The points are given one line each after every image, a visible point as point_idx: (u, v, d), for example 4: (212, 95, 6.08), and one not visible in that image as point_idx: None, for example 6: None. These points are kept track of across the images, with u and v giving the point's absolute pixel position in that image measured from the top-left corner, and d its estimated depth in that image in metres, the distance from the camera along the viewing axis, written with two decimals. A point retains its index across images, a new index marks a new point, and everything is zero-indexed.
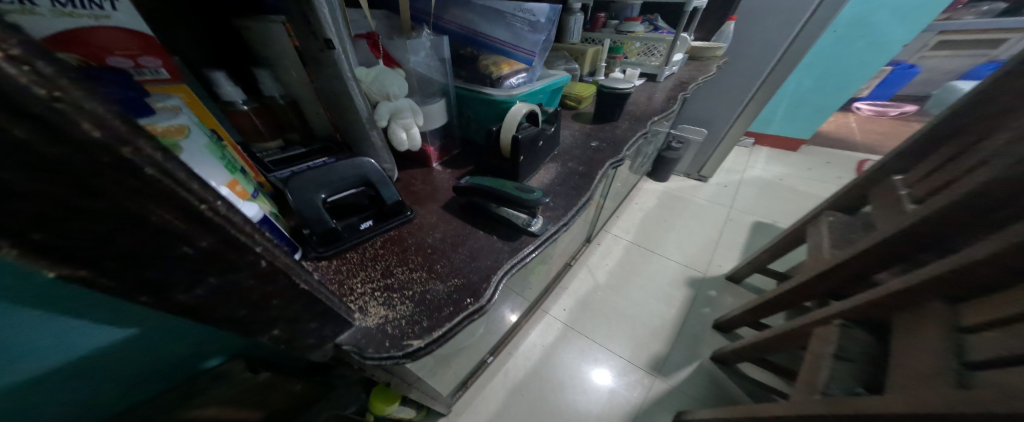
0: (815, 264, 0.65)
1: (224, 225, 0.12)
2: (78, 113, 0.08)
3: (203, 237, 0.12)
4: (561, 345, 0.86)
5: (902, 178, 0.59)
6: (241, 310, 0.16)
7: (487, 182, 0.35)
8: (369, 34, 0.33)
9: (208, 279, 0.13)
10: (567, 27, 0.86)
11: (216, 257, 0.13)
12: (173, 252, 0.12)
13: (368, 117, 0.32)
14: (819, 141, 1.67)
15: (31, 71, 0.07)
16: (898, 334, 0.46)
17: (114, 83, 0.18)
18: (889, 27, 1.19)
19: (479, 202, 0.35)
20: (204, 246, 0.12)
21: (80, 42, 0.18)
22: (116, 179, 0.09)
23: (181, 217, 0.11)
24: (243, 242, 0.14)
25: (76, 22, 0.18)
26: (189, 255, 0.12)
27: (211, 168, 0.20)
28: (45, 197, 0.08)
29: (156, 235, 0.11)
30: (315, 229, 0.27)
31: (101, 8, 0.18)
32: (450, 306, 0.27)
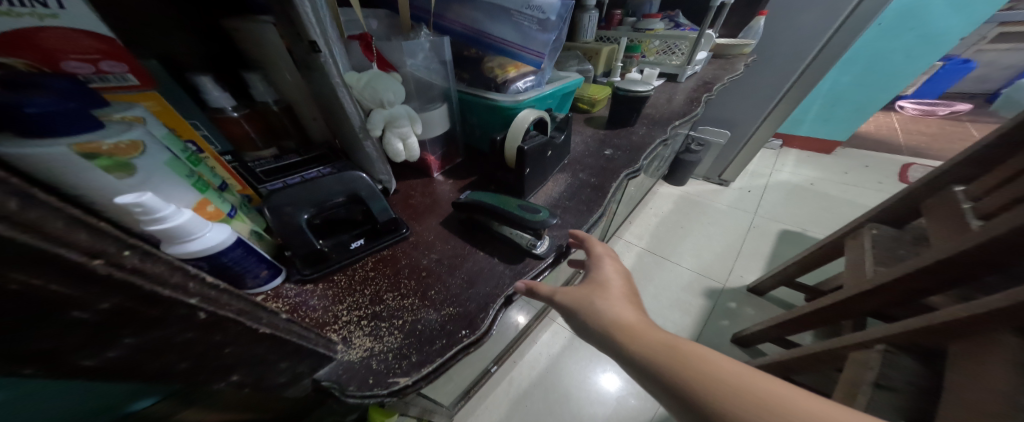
0: (853, 281, 0.58)
1: (134, 281, 0.10)
2: None
3: (103, 300, 0.10)
4: (568, 354, 0.83)
5: (965, 188, 0.51)
6: (182, 362, 0.14)
7: (489, 200, 0.32)
8: (361, 36, 0.30)
9: (121, 339, 0.11)
10: (581, 25, 0.82)
11: (125, 315, 0.11)
12: (60, 318, 0.09)
13: (360, 125, 0.30)
14: (856, 142, 1.55)
15: None
16: (960, 369, 0.40)
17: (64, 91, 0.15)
18: (942, 19, 1.08)
19: (479, 219, 0.32)
20: (105, 307, 0.10)
21: (25, 42, 0.17)
22: None
23: (62, 281, 0.09)
24: (167, 297, 0.11)
25: (19, 21, 0.17)
26: (83, 319, 0.10)
27: (171, 185, 0.19)
28: None
29: (28, 307, 0.09)
30: (298, 249, 0.25)
31: (47, 6, 0.17)
32: (443, 338, 0.24)
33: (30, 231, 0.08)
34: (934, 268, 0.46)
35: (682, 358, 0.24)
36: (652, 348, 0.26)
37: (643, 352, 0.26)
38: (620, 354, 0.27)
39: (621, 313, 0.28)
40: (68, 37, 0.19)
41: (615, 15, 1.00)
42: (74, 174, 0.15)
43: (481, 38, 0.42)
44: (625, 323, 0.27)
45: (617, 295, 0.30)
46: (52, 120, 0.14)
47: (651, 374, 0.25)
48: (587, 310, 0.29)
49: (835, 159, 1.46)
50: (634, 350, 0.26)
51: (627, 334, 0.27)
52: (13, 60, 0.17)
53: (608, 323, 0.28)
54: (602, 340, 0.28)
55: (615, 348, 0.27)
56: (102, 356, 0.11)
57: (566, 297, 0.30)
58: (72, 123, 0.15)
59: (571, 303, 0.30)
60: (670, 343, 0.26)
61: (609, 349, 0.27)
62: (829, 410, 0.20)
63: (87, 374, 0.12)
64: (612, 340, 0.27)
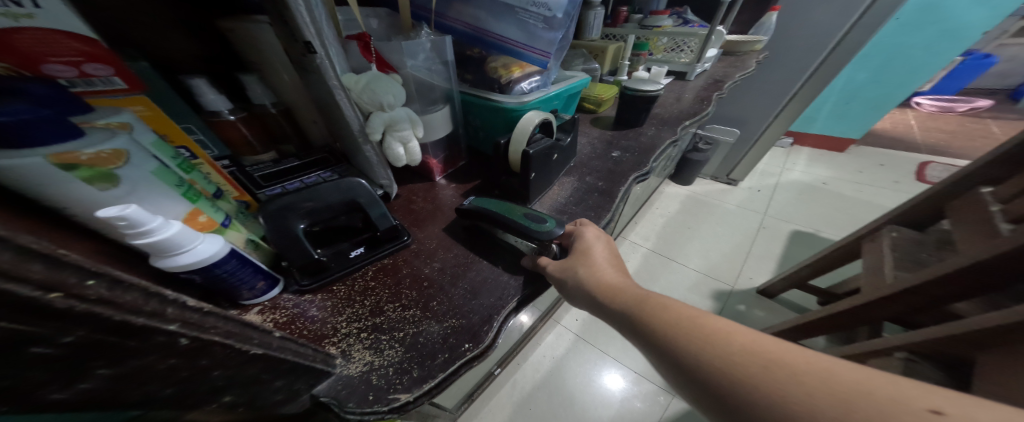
0: (872, 286, 0.55)
1: (101, 311, 0.09)
2: None
3: (69, 332, 0.09)
4: (573, 357, 0.82)
5: (993, 189, 0.49)
6: (166, 388, 0.12)
7: (495, 207, 0.31)
8: (360, 35, 0.29)
9: (94, 371, 0.10)
10: (586, 23, 0.81)
11: (94, 346, 0.10)
12: (17, 357, 0.08)
13: (359, 130, 0.29)
14: (870, 140, 1.50)
15: None
16: (995, 381, 0.37)
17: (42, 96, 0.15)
18: (965, 13, 1.04)
19: (483, 227, 0.32)
20: (70, 340, 0.09)
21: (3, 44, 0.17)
22: None
23: (17, 319, 0.08)
24: (141, 325, 0.10)
25: None
26: (47, 355, 0.09)
27: (158, 196, 0.18)
28: None
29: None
30: (295, 259, 0.24)
31: (22, 6, 0.17)
32: (445, 352, 0.22)
33: None
34: (962, 273, 0.43)
35: (647, 311, 0.24)
36: (621, 303, 0.25)
37: (617, 307, 0.25)
38: (593, 312, 0.27)
39: (599, 273, 0.27)
40: (47, 38, 0.18)
41: (621, 12, 0.99)
42: (52, 185, 0.14)
43: (485, 38, 0.41)
44: (602, 282, 0.26)
45: (598, 255, 0.28)
46: (29, 128, 0.13)
47: (620, 326, 0.25)
48: (564, 274, 0.28)
49: (849, 157, 1.42)
50: (607, 306, 0.26)
51: (601, 292, 0.26)
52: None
53: (584, 284, 0.27)
54: (579, 300, 0.28)
55: (591, 307, 0.27)
56: (74, 390, 0.10)
57: (553, 263, 0.28)
58: (50, 131, 0.14)
59: (559, 270, 0.28)
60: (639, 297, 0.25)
61: (588, 308, 0.27)
62: (786, 355, 0.18)
63: (56, 409, 0.10)
64: (587, 299, 0.27)
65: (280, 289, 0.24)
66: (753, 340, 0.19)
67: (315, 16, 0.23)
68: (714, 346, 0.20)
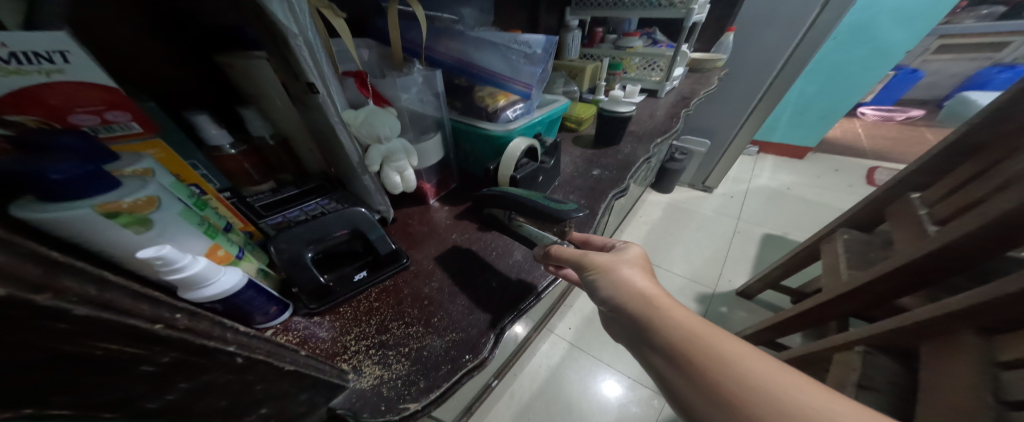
0: (831, 284, 0.61)
1: (186, 337, 0.12)
2: None
3: (164, 353, 0.11)
4: (568, 365, 0.84)
5: (921, 195, 0.55)
6: (221, 399, 0.14)
7: (514, 190, 0.35)
8: (356, 73, 0.32)
9: (176, 384, 0.12)
10: (565, 44, 0.90)
11: (181, 365, 0.12)
12: (130, 371, 0.11)
13: (358, 161, 0.31)
14: (826, 148, 1.64)
15: None
16: (928, 366, 0.43)
17: (76, 148, 0.17)
18: (891, 33, 1.19)
19: (498, 215, 0.38)
20: (166, 360, 0.11)
21: (32, 99, 0.19)
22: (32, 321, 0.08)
23: (130, 342, 0.10)
24: (212, 347, 0.13)
25: (29, 79, 0.18)
26: (150, 371, 0.11)
27: (184, 236, 0.20)
28: None
29: (96, 366, 0.10)
30: (305, 285, 0.26)
31: (53, 62, 0.19)
32: (448, 363, 0.24)
33: (106, 307, 0.09)
34: (901, 270, 0.49)
35: (697, 334, 0.23)
36: (666, 320, 0.24)
37: (665, 333, 0.24)
38: (620, 313, 0.26)
39: (641, 283, 0.27)
40: (72, 89, 0.20)
41: (597, 33, 1.05)
42: (92, 231, 0.16)
43: (470, 69, 0.45)
44: (647, 294, 0.26)
45: (640, 265, 0.28)
46: (70, 183, 0.15)
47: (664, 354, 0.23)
48: (607, 269, 0.28)
49: (809, 163, 1.54)
50: (648, 318, 0.25)
51: (642, 303, 0.25)
52: (23, 118, 0.19)
53: (620, 285, 0.27)
54: (607, 297, 0.27)
55: (617, 311, 0.26)
56: (163, 399, 0.12)
57: (600, 256, 0.29)
58: (92, 184, 0.16)
59: (599, 262, 0.28)
60: (693, 324, 0.24)
61: (609, 309, 0.27)
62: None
63: None
64: (620, 300, 0.26)
65: (290, 312, 0.26)
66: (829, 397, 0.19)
67: (317, 59, 0.27)
68: (776, 387, 0.20)
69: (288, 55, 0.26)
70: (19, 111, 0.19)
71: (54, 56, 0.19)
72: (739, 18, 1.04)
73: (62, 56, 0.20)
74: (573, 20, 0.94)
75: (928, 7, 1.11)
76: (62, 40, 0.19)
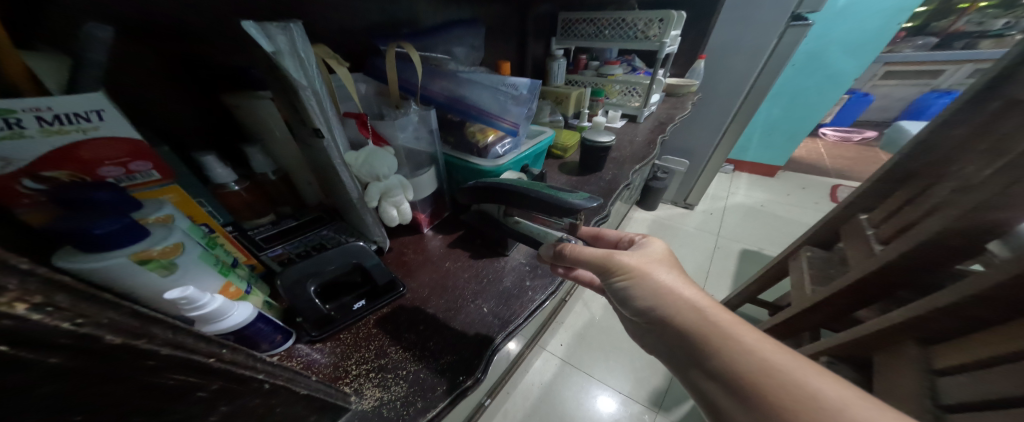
0: (799, 298, 0.66)
1: (230, 369, 0.14)
2: (99, 328, 0.09)
3: (213, 382, 0.13)
4: (560, 381, 0.85)
5: (868, 216, 0.61)
6: None
7: (508, 182, 0.37)
8: (358, 116, 0.36)
9: (218, 407, 0.14)
10: (551, 71, 0.97)
11: (223, 391, 0.14)
12: (187, 398, 0.13)
13: (358, 198, 0.34)
14: (794, 166, 1.76)
15: (54, 311, 0.08)
16: (883, 375, 0.47)
17: (109, 200, 0.20)
18: (841, 62, 1.33)
19: (494, 211, 0.41)
20: (214, 388, 0.14)
21: (67, 155, 0.21)
22: (128, 360, 0.10)
23: (193, 375, 0.12)
24: (249, 375, 0.15)
25: (66, 137, 0.21)
26: (202, 397, 0.13)
27: (203, 277, 0.22)
28: (79, 372, 0.09)
29: (166, 395, 0.12)
30: (308, 314, 0.28)
31: (88, 121, 0.21)
32: (443, 384, 0.26)
33: (180, 347, 0.12)
34: (856, 286, 0.53)
35: (743, 341, 0.26)
36: (712, 326, 0.27)
37: (718, 357, 0.26)
38: (658, 316, 0.30)
39: (685, 291, 0.30)
40: (102, 143, 0.22)
41: (581, 60, 1.12)
42: (124, 277, 0.18)
43: (461, 106, 0.49)
44: (693, 302, 0.29)
45: (669, 263, 0.32)
46: (112, 235, 0.17)
47: (718, 377, 0.26)
48: (643, 273, 0.31)
49: (779, 182, 1.65)
50: (695, 325, 0.28)
51: (689, 309, 0.29)
52: (58, 173, 0.21)
53: (658, 290, 0.30)
54: (646, 300, 0.31)
55: (657, 316, 0.30)
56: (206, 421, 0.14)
57: (631, 257, 0.32)
58: (126, 236, 0.18)
59: (631, 263, 0.31)
60: (752, 353, 0.25)
61: (648, 315, 0.31)
62: None
63: None
64: (660, 305, 0.30)
65: (293, 340, 0.27)
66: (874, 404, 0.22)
67: (324, 108, 0.31)
68: (822, 403, 0.22)
69: (298, 103, 0.29)
70: (56, 167, 0.21)
71: (91, 115, 0.21)
72: (709, 47, 1.17)
73: (98, 114, 0.21)
74: (558, 49, 1.01)
75: (869, 38, 1.26)
76: (98, 100, 0.21)
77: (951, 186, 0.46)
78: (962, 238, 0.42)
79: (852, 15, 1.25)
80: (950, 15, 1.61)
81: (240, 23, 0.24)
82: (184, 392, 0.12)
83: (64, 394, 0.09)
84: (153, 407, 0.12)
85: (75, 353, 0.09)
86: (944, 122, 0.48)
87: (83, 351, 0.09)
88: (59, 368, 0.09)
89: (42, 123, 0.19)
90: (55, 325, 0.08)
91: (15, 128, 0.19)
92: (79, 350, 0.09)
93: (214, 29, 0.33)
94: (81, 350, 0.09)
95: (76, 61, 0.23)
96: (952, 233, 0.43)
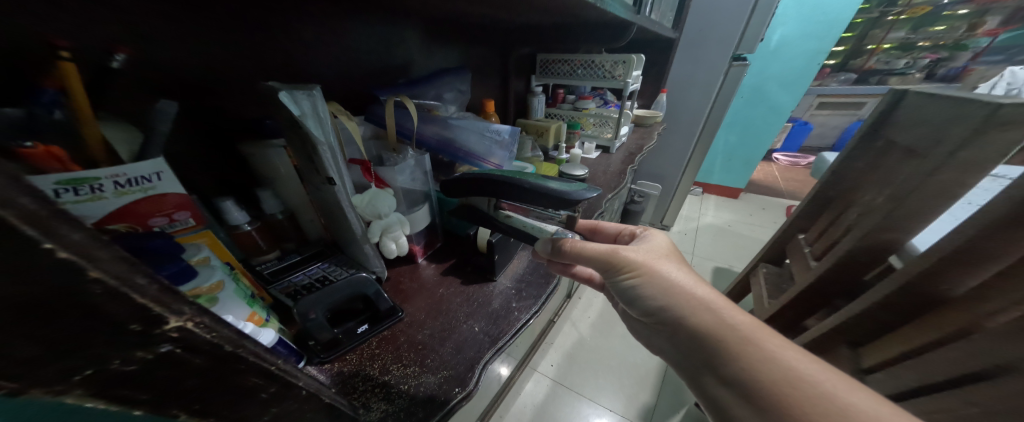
0: (759, 310, 0.73)
1: (283, 376, 0.18)
2: (222, 339, 0.14)
3: (272, 387, 0.17)
4: (552, 402, 0.86)
5: (804, 235, 0.70)
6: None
7: (497, 173, 0.39)
8: (362, 163, 0.41)
9: (269, 409, 0.18)
10: (532, 106, 1.07)
11: (277, 394, 0.18)
12: (253, 398, 0.17)
13: (362, 234, 0.40)
14: (754, 188, 1.95)
15: (203, 326, 0.13)
16: None
17: (164, 247, 0.24)
18: (779, 95, 1.54)
19: (481, 207, 0.43)
20: (271, 391, 0.17)
21: (127, 211, 0.26)
22: (234, 363, 0.14)
23: (263, 379, 0.16)
24: (294, 383, 0.19)
25: (131, 196, 0.25)
26: (263, 398, 0.17)
27: (236, 309, 0.27)
28: (206, 369, 0.14)
29: (244, 394, 0.16)
30: (319, 337, 0.32)
31: (150, 182, 0.26)
32: (441, 396, 0.31)
33: (259, 356, 0.16)
34: (801, 298, 0.61)
35: (762, 345, 0.30)
36: (728, 327, 0.32)
37: (738, 364, 0.31)
38: (668, 312, 0.35)
39: (696, 289, 0.34)
40: (156, 199, 0.27)
41: (559, 93, 1.21)
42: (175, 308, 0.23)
43: (450, 148, 0.55)
44: (706, 300, 0.34)
45: (671, 255, 0.38)
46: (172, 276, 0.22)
47: (735, 379, 0.31)
48: (650, 267, 0.36)
49: (741, 203, 1.81)
50: (710, 324, 0.32)
51: (702, 307, 0.33)
52: (119, 225, 0.26)
53: (666, 284, 0.35)
54: (654, 293, 0.35)
55: (668, 311, 0.35)
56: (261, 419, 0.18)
57: (636, 254, 0.37)
58: (182, 276, 0.23)
59: (638, 261, 0.36)
60: (774, 363, 0.29)
61: (660, 309, 0.35)
62: None
63: None
64: (671, 298, 0.35)
65: (304, 361, 0.31)
66: (856, 387, 0.28)
67: (337, 160, 0.36)
68: (825, 405, 0.27)
69: (316, 156, 0.34)
70: (117, 221, 0.25)
71: (152, 176, 0.26)
72: (670, 82, 1.33)
73: (157, 176, 0.26)
74: (537, 85, 1.11)
75: (799, 76, 1.47)
76: (159, 165, 0.26)
77: (857, 210, 0.55)
78: (870, 256, 0.51)
79: (783, 56, 1.46)
80: (862, 54, 1.91)
81: (277, 94, 0.30)
82: (252, 393, 0.16)
83: (194, 383, 0.14)
84: (234, 402, 0.16)
85: (208, 355, 0.13)
86: (849, 155, 0.56)
87: (213, 353, 0.13)
88: (194, 365, 0.13)
89: (117, 186, 0.24)
90: (201, 336, 0.13)
91: (96, 192, 0.24)
92: (211, 352, 0.13)
93: (240, 94, 0.39)
94: (213, 352, 0.13)
95: (147, 134, 0.28)
96: (861, 251, 0.51)
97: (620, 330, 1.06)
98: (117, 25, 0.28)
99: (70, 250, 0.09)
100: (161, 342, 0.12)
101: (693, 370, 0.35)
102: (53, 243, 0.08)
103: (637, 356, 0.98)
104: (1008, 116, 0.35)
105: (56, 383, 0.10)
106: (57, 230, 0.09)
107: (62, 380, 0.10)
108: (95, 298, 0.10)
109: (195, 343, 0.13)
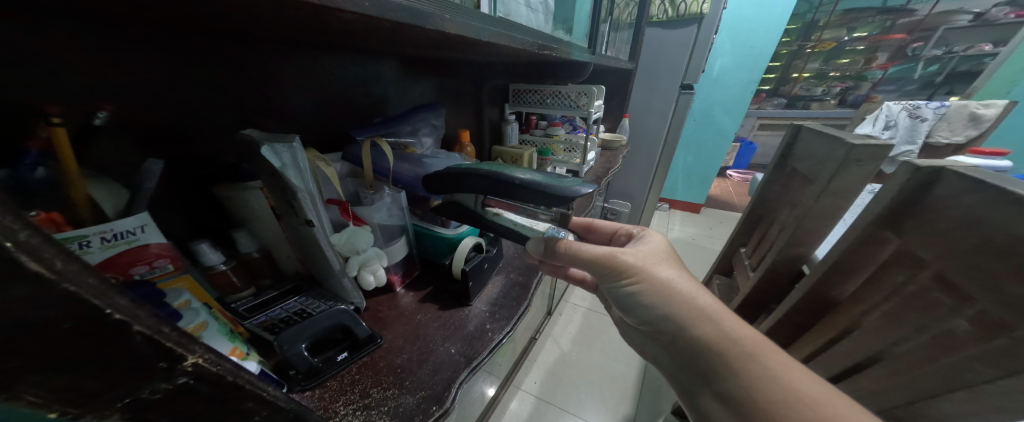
0: None
1: (276, 401, 0.20)
2: (224, 370, 0.16)
3: (265, 412, 0.20)
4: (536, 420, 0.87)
5: (744, 248, 0.79)
6: None
7: (483, 168, 0.42)
8: (340, 203, 0.45)
9: None
10: (505, 134, 1.14)
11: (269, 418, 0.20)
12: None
13: (340, 268, 0.42)
14: (712, 203, 2.13)
15: (209, 360, 0.16)
16: None
17: (150, 293, 0.26)
18: (724, 119, 1.74)
19: (467, 205, 0.48)
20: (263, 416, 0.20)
21: (112, 262, 0.27)
22: (234, 391, 0.17)
23: (257, 405, 0.19)
24: (285, 409, 0.21)
25: (116, 249, 0.27)
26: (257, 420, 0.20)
27: (222, 345, 0.28)
28: (212, 395, 0.16)
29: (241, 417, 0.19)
30: (300, 367, 0.34)
31: (134, 234, 0.28)
32: (419, 414, 0.33)
33: (253, 384, 0.18)
34: (745, 304, 0.68)
35: (764, 362, 0.34)
36: (731, 341, 0.36)
37: (738, 380, 0.34)
38: (667, 316, 0.39)
39: (699, 299, 0.38)
40: (141, 248, 0.29)
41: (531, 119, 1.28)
42: None
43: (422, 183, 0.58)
44: (708, 311, 0.37)
45: (671, 261, 0.42)
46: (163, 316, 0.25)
47: (735, 395, 0.34)
48: (646, 268, 0.40)
49: (702, 217, 1.98)
50: (713, 336, 0.36)
51: (704, 318, 0.37)
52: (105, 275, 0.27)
53: (663, 288, 0.39)
54: (652, 298, 0.39)
55: (668, 317, 0.39)
56: None
57: (633, 258, 0.40)
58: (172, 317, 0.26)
59: (637, 264, 0.40)
60: (774, 381, 0.33)
61: (661, 313, 0.39)
62: None
63: None
64: (670, 306, 0.38)
65: (285, 388, 0.33)
66: (844, 401, 0.31)
67: (315, 201, 0.39)
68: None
69: (294, 199, 0.37)
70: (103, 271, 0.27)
71: (136, 229, 0.28)
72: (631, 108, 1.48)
73: (141, 229, 0.29)
74: (511, 113, 1.18)
75: (738, 103, 1.67)
76: (144, 218, 0.29)
77: (779, 225, 0.65)
78: (790, 264, 0.59)
79: (723, 84, 1.67)
80: (788, 82, 2.21)
81: (259, 150, 0.33)
82: (247, 416, 0.19)
83: (204, 408, 0.16)
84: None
85: (215, 384, 0.16)
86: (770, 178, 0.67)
87: (219, 382, 0.16)
88: (203, 393, 0.16)
89: (104, 241, 0.26)
90: (207, 368, 0.15)
91: (85, 248, 0.25)
92: (216, 382, 0.16)
93: (219, 142, 0.42)
94: (219, 381, 0.16)
95: (133, 190, 0.31)
96: (783, 261, 0.59)
97: (599, 343, 1.10)
98: (111, 89, 0.31)
99: (121, 312, 0.12)
100: (179, 374, 0.15)
101: (692, 382, 0.39)
102: (113, 309, 0.12)
103: (616, 368, 1.02)
104: (860, 153, 0.45)
105: (103, 408, 0.13)
106: (112, 297, 0.12)
107: (105, 408, 0.13)
108: (136, 343, 0.13)
109: (203, 374, 0.15)
